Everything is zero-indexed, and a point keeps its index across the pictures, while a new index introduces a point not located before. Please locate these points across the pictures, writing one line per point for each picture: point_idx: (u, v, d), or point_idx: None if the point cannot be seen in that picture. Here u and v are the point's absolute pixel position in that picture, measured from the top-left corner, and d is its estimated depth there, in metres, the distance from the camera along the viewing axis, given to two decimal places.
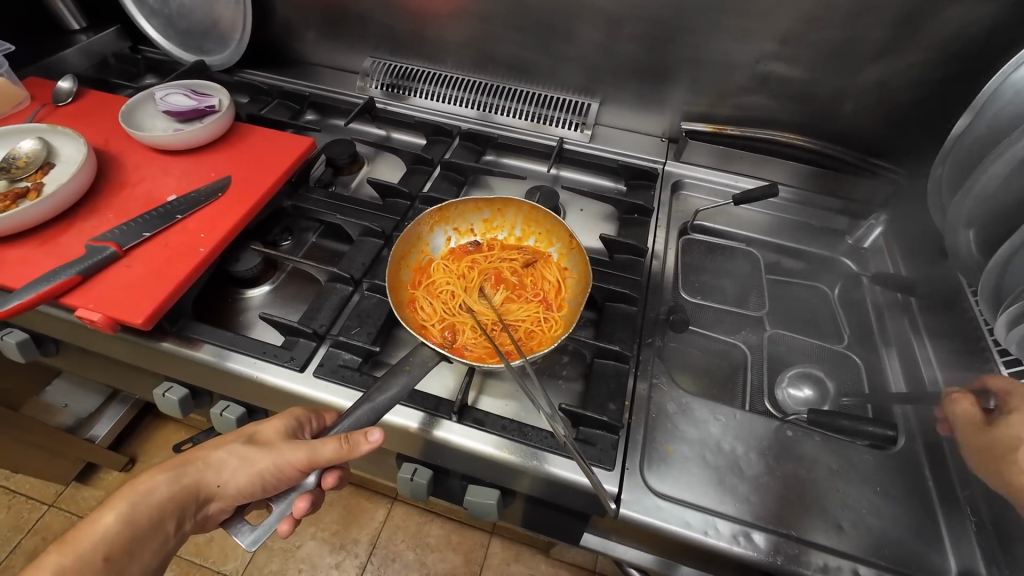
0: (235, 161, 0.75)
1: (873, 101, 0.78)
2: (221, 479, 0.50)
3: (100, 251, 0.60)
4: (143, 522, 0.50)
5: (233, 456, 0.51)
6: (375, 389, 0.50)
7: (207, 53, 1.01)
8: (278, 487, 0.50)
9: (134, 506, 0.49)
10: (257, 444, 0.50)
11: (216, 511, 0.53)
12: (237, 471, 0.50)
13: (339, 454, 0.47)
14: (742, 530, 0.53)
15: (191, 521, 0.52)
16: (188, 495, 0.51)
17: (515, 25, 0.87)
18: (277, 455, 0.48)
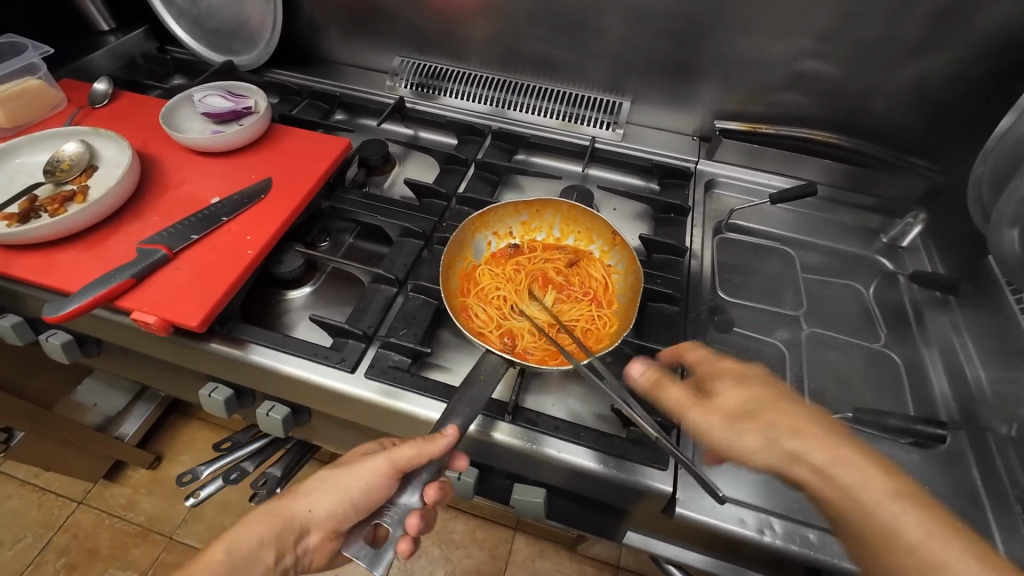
0: (274, 163, 0.75)
1: (909, 99, 0.77)
2: (309, 505, 0.49)
3: (152, 254, 0.60)
4: (237, 562, 0.48)
5: (318, 480, 0.51)
6: (456, 401, 0.51)
7: (235, 53, 1.01)
8: (374, 508, 0.49)
9: (230, 544, 0.49)
10: (338, 465, 0.50)
11: (312, 549, 0.50)
12: (325, 493, 0.49)
13: (421, 458, 0.47)
14: (796, 529, 0.53)
15: (289, 555, 0.50)
16: (282, 529, 0.50)
17: (547, 24, 0.87)
18: (358, 472, 0.48)
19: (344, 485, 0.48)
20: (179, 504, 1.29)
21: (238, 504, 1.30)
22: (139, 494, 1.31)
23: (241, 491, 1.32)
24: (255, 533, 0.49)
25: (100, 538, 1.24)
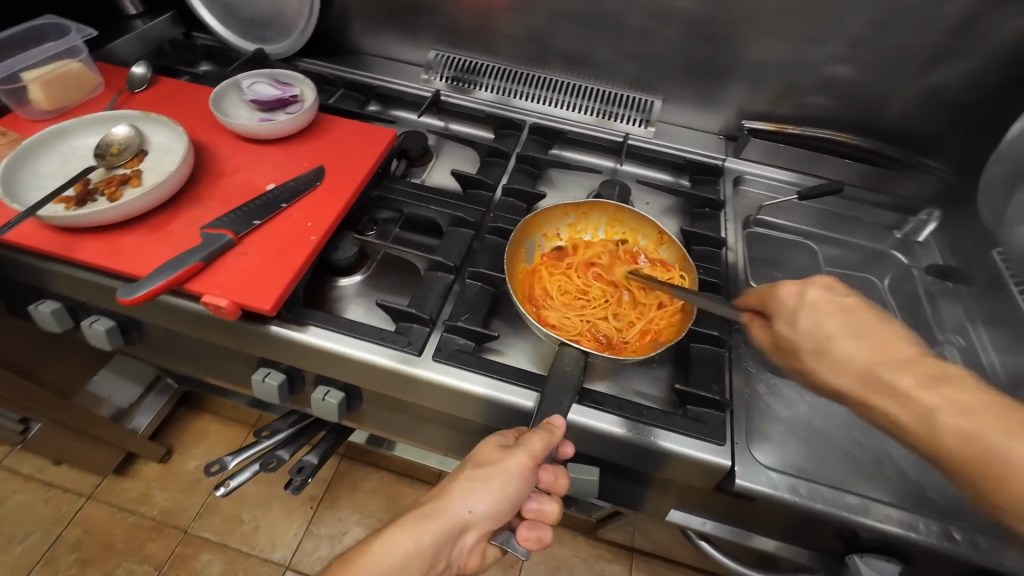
0: (324, 152, 0.76)
1: (926, 105, 0.83)
2: (467, 506, 0.50)
3: (218, 239, 0.61)
4: (402, 569, 0.48)
5: (464, 483, 0.51)
6: (552, 393, 0.57)
7: (266, 42, 1.01)
8: (519, 500, 0.52)
9: (391, 554, 0.48)
10: (483, 465, 0.51)
11: (464, 550, 0.51)
12: (481, 492, 0.50)
13: (554, 443, 0.52)
14: (842, 497, 0.58)
15: (448, 559, 0.50)
16: (440, 535, 0.49)
17: (587, 23, 0.90)
18: (510, 468, 0.50)
19: (499, 481, 0.50)
20: (193, 497, 1.28)
21: (254, 496, 1.29)
22: (151, 488, 1.29)
23: (256, 484, 1.31)
24: (415, 539, 0.49)
25: (113, 532, 1.22)
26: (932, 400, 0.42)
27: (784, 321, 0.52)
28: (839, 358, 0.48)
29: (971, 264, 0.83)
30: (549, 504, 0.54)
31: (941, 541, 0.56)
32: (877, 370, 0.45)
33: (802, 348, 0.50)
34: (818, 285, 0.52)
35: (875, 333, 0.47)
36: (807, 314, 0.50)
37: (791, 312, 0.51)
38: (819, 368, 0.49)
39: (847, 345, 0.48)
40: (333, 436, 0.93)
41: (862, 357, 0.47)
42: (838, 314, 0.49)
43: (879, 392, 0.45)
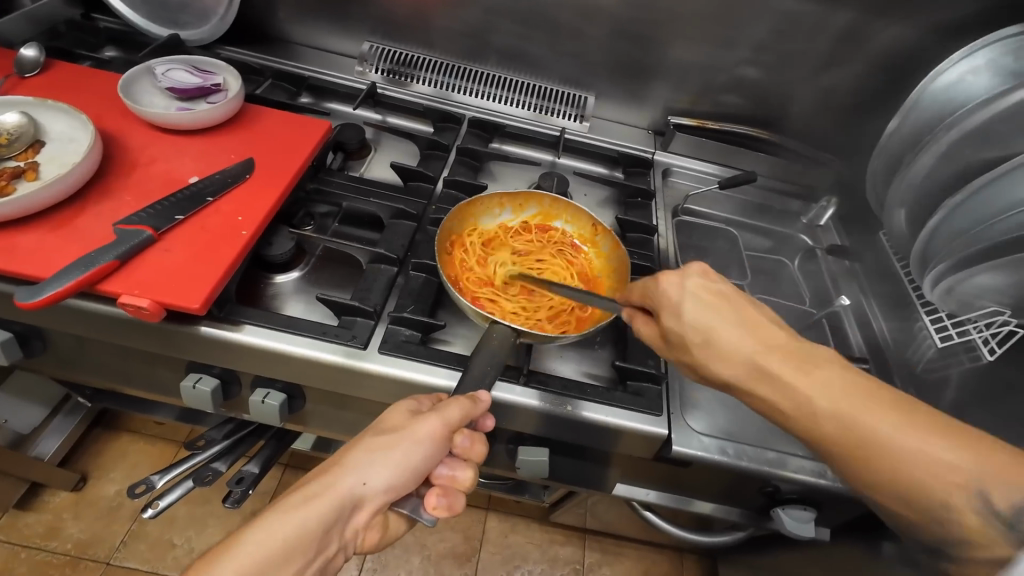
0: (253, 143, 0.72)
1: (822, 104, 0.93)
2: (361, 479, 0.46)
3: (135, 235, 0.56)
4: (275, 554, 0.42)
5: (364, 452, 0.47)
6: (475, 366, 0.56)
7: (180, 26, 0.95)
8: (429, 471, 0.49)
9: (269, 532, 0.42)
10: (388, 431, 0.48)
11: (362, 525, 0.47)
12: (379, 463, 0.47)
13: (474, 408, 0.51)
14: (763, 453, 0.64)
15: (337, 541, 0.46)
16: (333, 513, 0.45)
17: (521, 19, 0.92)
18: (419, 434, 0.48)
19: (405, 449, 0.47)
20: (113, 525, 1.17)
21: (186, 517, 1.20)
22: (62, 520, 1.16)
23: (188, 503, 1.22)
24: (299, 518, 0.43)
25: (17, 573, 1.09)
26: (832, 388, 0.44)
27: (668, 315, 0.52)
28: (724, 346, 0.49)
29: (862, 244, 0.94)
30: (462, 470, 0.51)
31: (843, 483, 0.64)
32: (764, 360, 0.47)
33: (693, 345, 0.50)
34: (694, 274, 0.52)
35: (747, 318, 0.49)
36: (691, 305, 0.50)
37: (674, 304, 0.51)
38: (710, 363, 0.49)
39: (731, 336, 0.48)
40: (275, 442, 0.89)
41: (749, 347, 0.48)
42: (717, 304, 0.50)
43: (767, 382, 0.46)
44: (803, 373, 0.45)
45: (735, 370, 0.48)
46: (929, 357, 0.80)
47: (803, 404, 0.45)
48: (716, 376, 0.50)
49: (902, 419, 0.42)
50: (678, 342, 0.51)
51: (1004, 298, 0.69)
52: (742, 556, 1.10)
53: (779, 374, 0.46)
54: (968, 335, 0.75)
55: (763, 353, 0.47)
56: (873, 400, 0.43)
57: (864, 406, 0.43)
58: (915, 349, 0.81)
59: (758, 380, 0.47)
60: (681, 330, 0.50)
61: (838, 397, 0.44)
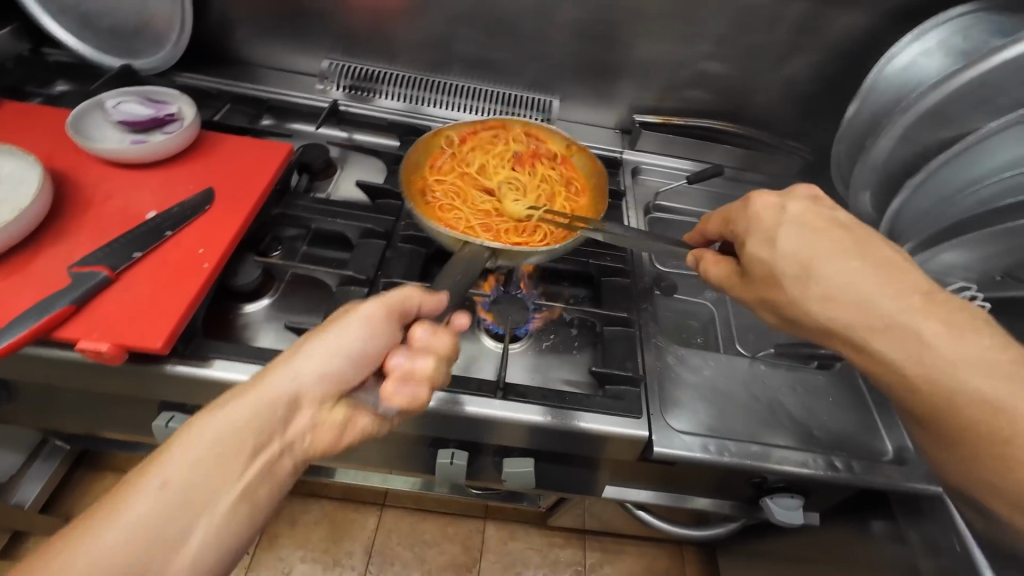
0: (213, 172, 0.71)
1: (784, 93, 0.95)
2: (212, 438, 0.43)
3: (91, 277, 0.55)
4: (215, 446, 0.43)
5: (220, 408, 0.45)
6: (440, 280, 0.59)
7: (137, 54, 0.93)
8: (353, 365, 0.50)
9: (151, 493, 0.40)
10: (256, 377, 0.47)
11: (270, 463, 0.46)
12: (315, 352, 0.48)
13: (389, 308, 0.51)
14: (744, 447, 0.65)
15: (281, 443, 0.47)
16: (275, 403, 0.46)
17: (480, 27, 0.92)
18: (351, 321, 0.50)
19: (285, 374, 0.47)
20: None
21: None
22: None
23: None
24: (237, 413, 0.45)
25: None
26: (966, 347, 0.43)
27: (757, 243, 0.52)
28: (831, 281, 0.47)
29: None
30: (422, 360, 0.49)
31: (825, 470, 0.64)
32: (874, 299, 0.45)
33: (785, 275, 0.49)
34: (799, 199, 0.52)
35: (877, 259, 0.47)
36: (786, 232, 0.50)
37: (769, 231, 0.51)
38: (806, 296, 0.48)
39: (832, 268, 0.47)
40: None
41: (883, 295, 0.45)
42: (824, 230, 0.49)
43: (866, 320, 0.45)
44: (905, 326, 0.44)
45: (820, 299, 0.47)
46: None
47: (911, 348, 0.43)
48: (812, 316, 0.48)
49: (1020, 390, 0.41)
50: (766, 272, 0.51)
51: (972, 275, 0.70)
52: (740, 545, 1.10)
53: (901, 319, 0.44)
54: None
55: (885, 289, 0.45)
56: (987, 364, 0.42)
57: (978, 366, 0.42)
58: None
59: (870, 323, 0.45)
60: (772, 258, 0.50)
61: (946, 350, 0.43)
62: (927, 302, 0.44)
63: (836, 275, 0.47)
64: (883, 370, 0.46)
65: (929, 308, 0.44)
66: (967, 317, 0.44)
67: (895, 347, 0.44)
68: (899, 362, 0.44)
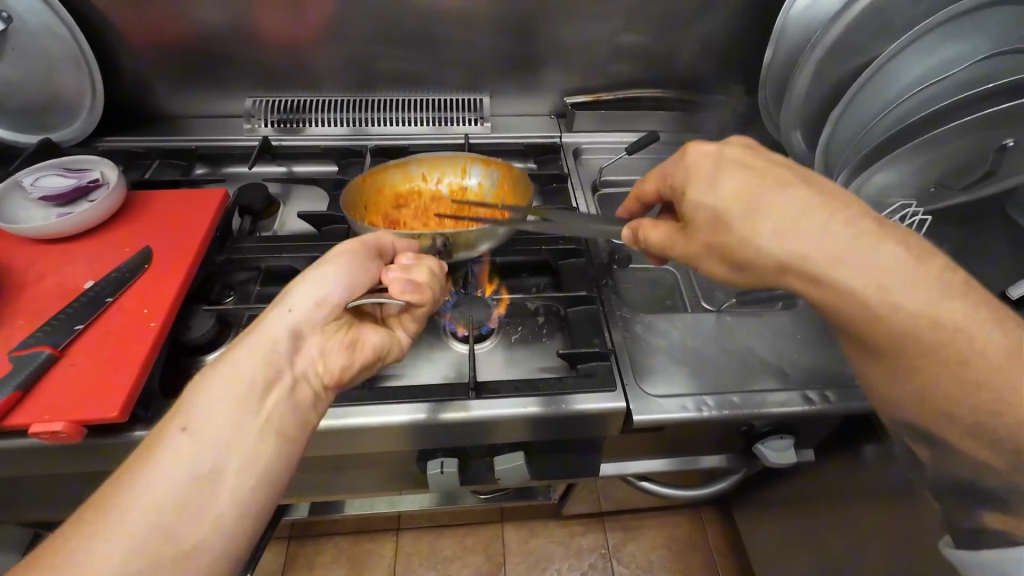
0: (147, 231, 0.70)
1: (703, 52, 0.96)
2: (288, 307, 0.51)
3: (33, 358, 0.53)
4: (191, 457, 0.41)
5: (296, 281, 0.52)
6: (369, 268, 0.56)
7: (50, 128, 0.92)
8: (352, 289, 0.54)
9: (214, 403, 0.43)
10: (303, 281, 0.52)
11: (323, 341, 0.52)
12: (253, 349, 0.47)
13: (365, 247, 0.56)
14: (722, 398, 0.66)
15: (292, 375, 0.49)
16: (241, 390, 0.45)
17: (395, 40, 0.92)
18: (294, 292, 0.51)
19: (319, 273, 0.53)
20: None
21: None
22: None
23: None
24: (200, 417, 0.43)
25: None
26: (977, 316, 0.39)
27: (698, 187, 0.48)
28: (781, 213, 0.43)
29: None
30: (418, 273, 0.57)
31: (803, 405, 0.66)
32: (819, 227, 0.42)
33: (733, 217, 0.45)
34: (733, 146, 0.50)
35: (825, 190, 0.44)
36: (726, 184, 0.46)
37: (709, 175, 0.48)
38: (755, 233, 0.43)
39: (772, 213, 0.43)
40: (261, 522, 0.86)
41: (845, 228, 0.41)
42: (758, 167, 0.47)
43: (810, 250, 0.41)
44: (850, 243, 0.41)
45: (772, 234, 0.43)
46: None
47: (873, 275, 0.40)
48: (750, 253, 0.44)
49: (978, 316, 0.39)
50: (710, 216, 0.47)
51: (909, 192, 0.72)
52: (751, 496, 1.12)
53: (884, 256, 0.40)
54: None
55: (828, 216, 0.42)
56: (938, 288, 0.39)
57: (934, 291, 0.39)
58: None
59: (828, 254, 0.41)
60: (715, 200, 0.46)
61: (888, 277, 0.40)
62: (913, 247, 0.41)
63: (781, 206, 0.43)
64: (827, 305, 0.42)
65: (917, 261, 0.40)
66: (911, 242, 0.41)
67: (904, 302, 0.39)
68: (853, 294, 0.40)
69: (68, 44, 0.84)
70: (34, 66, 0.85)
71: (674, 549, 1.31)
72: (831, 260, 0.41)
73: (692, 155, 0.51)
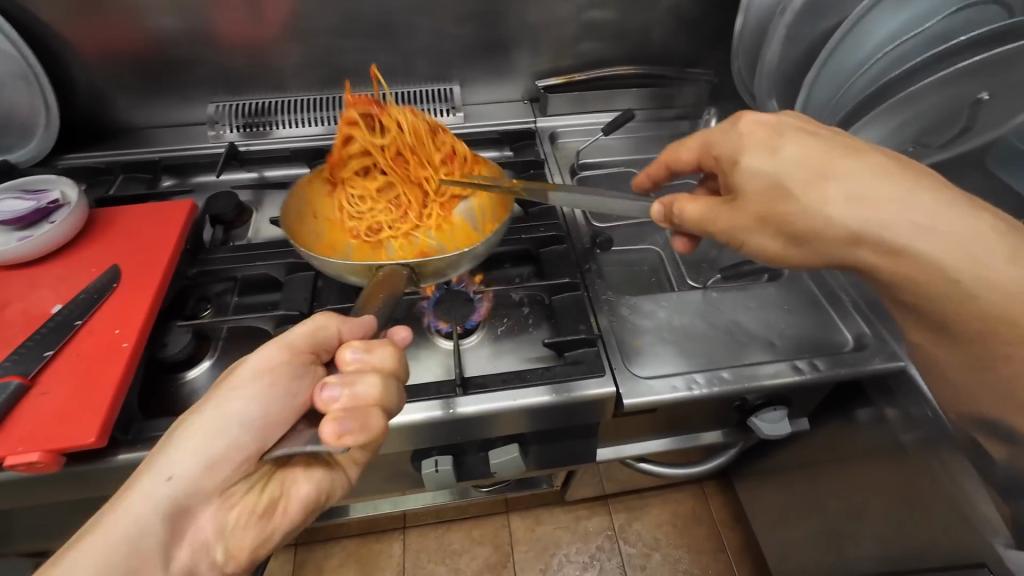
0: (113, 249, 0.68)
1: (672, 24, 0.95)
2: (222, 412, 0.44)
3: (3, 389, 0.52)
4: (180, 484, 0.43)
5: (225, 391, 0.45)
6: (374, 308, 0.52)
7: (5, 149, 0.88)
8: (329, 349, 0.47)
9: (189, 444, 0.44)
10: (250, 364, 0.46)
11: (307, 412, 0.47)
12: (256, 379, 0.45)
13: (352, 320, 0.49)
14: (712, 374, 0.65)
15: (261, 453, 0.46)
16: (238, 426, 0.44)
17: (356, 32, 0.89)
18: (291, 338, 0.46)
19: (271, 357, 0.45)
20: None
21: None
22: None
23: None
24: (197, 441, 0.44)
25: None
26: None
27: (755, 154, 0.47)
28: (847, 183, 0.43)
29: None
30: (364, 382, 0.44)
31: (794, 375, 0.65)
32: (893, 199, 0.42)
33: (795, 184, 0.44)
34: (791, 116, 0.49)
35: (890, 159, 0.44)
36: (790, 154, 0.45)
37: (768, 142, 0.47)
38: (821, 201, 0.43)
39: (844, 182, 0.43)
40: None
41: (915, 199, 0.42)
42: (828, 136, 0.46)
43: (886, 222, 0.42)
44: (926, 216, 0.41)
45: (845, 201, 0.42)
46: None
47: (959, 242, 0.41)
48: (822, 223, 0.43)
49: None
50: (767, 184, 0.46)
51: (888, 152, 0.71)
52: (751, 467, 1.12)
53: (969, 237, 0.41)
54: None
55: (905, 183, 0.42)
56: (1014, 254, 0.40)
57: (1011, 254, 0.40)
58: None
59: (901, 224, 0.41)
60: (776, 167, 0.45)
61: (968, 248, 0.41)
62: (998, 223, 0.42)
63: (848, 178, 0.43)
64: (908, 269, 0.43)
65: (1010, 241, 0.41)
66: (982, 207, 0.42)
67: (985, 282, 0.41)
68: (932, 261, 0.41)
69: (16, 61, 0.81)
70: None
71: (679, 525, 1.32)
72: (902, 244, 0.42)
73: (745, 124, 0.49)
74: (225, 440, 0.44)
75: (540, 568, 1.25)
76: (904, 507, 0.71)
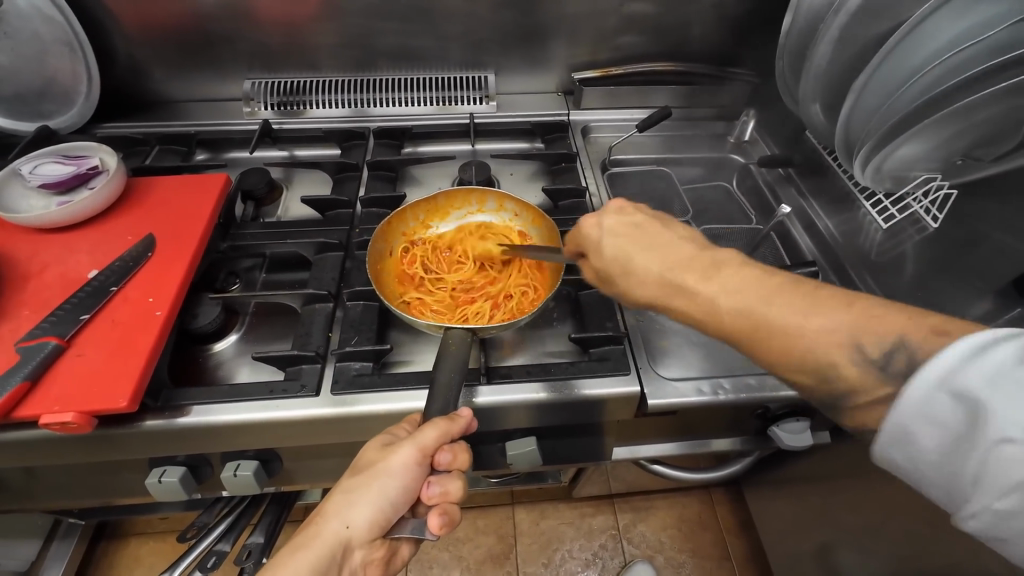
0: (149, 219, 0.69)
1: (714, 21, 0.93)
2: (345, 521, 0.48)
3: (40, 349, 0.53)
4: (324, 557, 0.47)
5: (344, 495, 0.49)
6: (448, 378, 0.54)
7: (45, 116, 0.90)
8: (441, 456, 0.50)
9: (337, 519, 0.48)
10: (363, 470, 0.49)
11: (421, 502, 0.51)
12: (395, 477, 0.48)
13: (459, 424, 0.50)
14: (738, 381, 0.64)
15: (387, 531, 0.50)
16: (381, 514, 0.49)
17: (393, 15, 0.89)
18: (422, 440, 0.49)
19: (404, 463, 0.48)
20: None
21: None
22: None
23: None
24: (344, 520, 0.48)
25: None
26: (820, 319, 0.40)
27: (596, 250, 0.54)
28: (641, 272, 0.50)
29: (791, 148, 0.94)
30: (453, 482, 0.51)
31: None
32: (671, 274, 0.48)
33: (616, 274, 0.52)
34: (611, 213, 0.55)
35: (661, 241, 0.50)
36: (610, 239, 0.53)
37: (596, 242, 0.54)
38: (630, 287, 0.51)
39: (643, 260, 0.50)
40: (275, 507, 0.86)
41: (657, 266, 0.49)
42: (627, 233, 0.52)
43: (677, 293, 0.47)
44: (704, 277, 0.46)
45: (641, 286, 0.50)
46: (878, 242, 0.81)
47: (752, 296, 0.43)
48: (637, 299, 0.51)
49: (804, 303, 0.41)
50: (615, 265, 0.52)
51: (931, 165, 0.68)
52: (764, 477, 1.11)
53: (761, 303, 0.42)
54: (910, 209, 0.74)
55: (679, 268, 0.48)
56: (780, 294, 0.42)
57: (772, 294, 0.42)
58: (864, 235, 0.83)
59: (669, 287, 0.48)
60: (612, 255, 0.52)
61: (739, 294, 0.43)
62: (764, 279, 0.43)
63: (647, 262, 0.49)
64: (705, 326, 0.46)
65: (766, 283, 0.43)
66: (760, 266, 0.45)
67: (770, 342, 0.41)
68: (710, 319, 0.45)
69: (61, 26, 0.82)
70: (26, 51, 0.83)
71: (684, 530, 1.31)
72: (706, 311, 0.45)
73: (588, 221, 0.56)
74: (371, 518, 0.48)
75: (543, 562, 1.25)
76: (927, 530, 0.69)
